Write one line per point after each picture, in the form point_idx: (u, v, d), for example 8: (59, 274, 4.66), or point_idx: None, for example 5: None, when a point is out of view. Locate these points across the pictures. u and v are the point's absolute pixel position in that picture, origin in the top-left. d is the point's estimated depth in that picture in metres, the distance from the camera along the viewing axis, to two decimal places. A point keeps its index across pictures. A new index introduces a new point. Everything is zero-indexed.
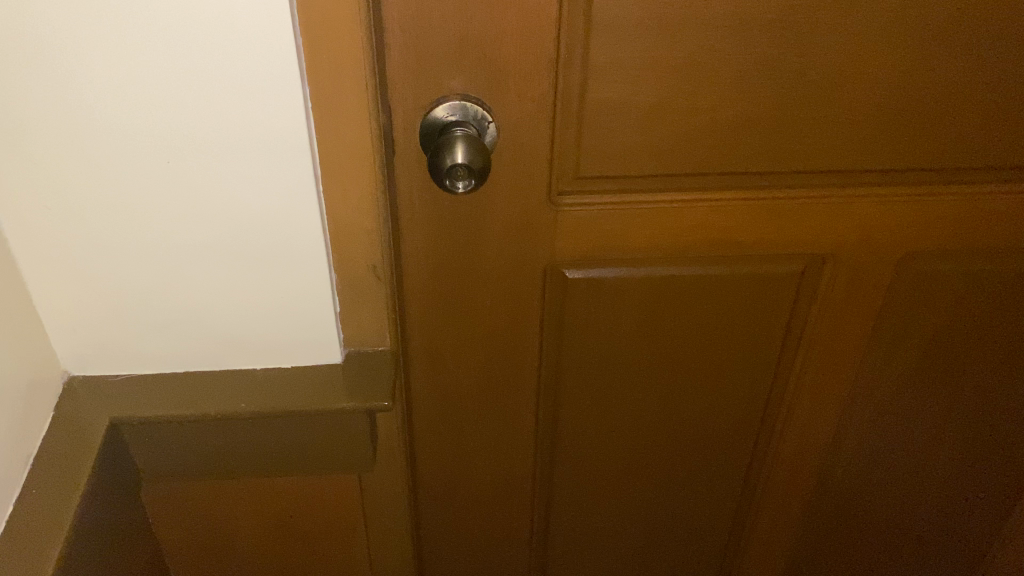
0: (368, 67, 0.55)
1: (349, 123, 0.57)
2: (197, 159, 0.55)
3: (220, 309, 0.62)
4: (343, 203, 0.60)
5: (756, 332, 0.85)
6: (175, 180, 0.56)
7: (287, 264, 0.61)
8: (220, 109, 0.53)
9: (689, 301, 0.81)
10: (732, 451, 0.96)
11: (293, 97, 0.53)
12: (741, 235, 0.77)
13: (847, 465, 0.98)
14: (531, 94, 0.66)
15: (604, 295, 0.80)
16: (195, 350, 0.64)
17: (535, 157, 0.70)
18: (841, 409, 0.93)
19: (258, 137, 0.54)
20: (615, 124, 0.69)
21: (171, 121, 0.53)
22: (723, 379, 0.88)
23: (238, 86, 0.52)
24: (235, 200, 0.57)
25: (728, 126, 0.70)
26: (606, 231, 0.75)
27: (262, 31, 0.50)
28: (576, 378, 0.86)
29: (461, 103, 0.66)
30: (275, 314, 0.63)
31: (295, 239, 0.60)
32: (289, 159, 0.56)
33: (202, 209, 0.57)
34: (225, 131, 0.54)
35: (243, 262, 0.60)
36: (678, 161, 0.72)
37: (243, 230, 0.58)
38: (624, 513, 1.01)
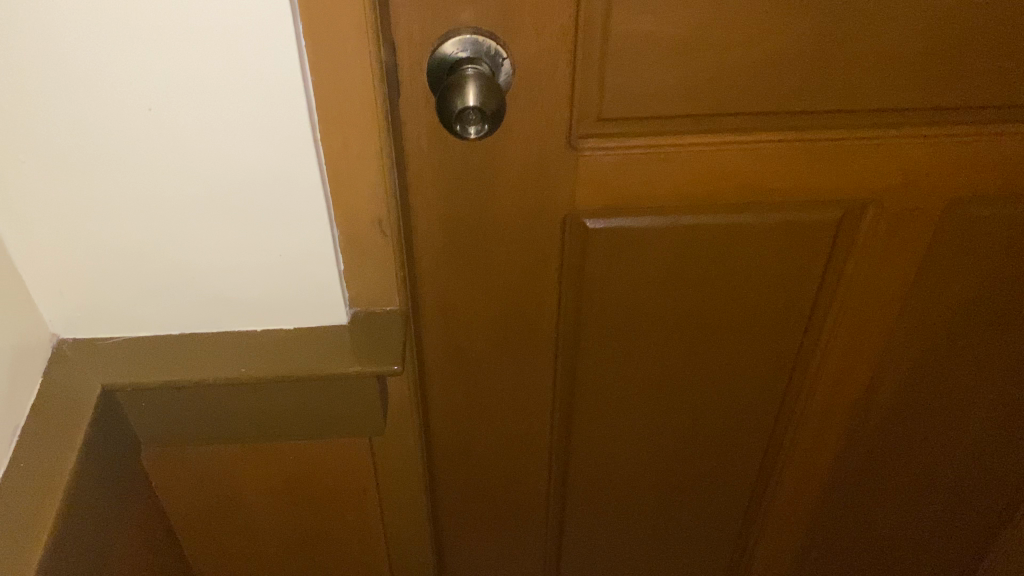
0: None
1: (348, 65, 0.51)
2: (181, 107, 0.49)
3: (216, 270, 0.58)
4: (344, 154, 0.55)
5: (789, 284, 0.80)
6: (158, 131, 0.50)
7: (286, 221, 0.56)
8: (202, 52, 0.47)
9: (718, 251, 0.76)
10: (758, 407, 0.92)
11: (285, 39, 0.47)
12: (776, 181, 0.72)
13: (878, 421, 0.94)
14: (549, 27, 0.60)
15: (627, 245, 0.75)
16: (192, 312, 0.60)
17: (554, 97, 0.64)
18: (875, 365, 0.88)
19: (246, 80, 0.48)
20: (641, 60, 0.63)
21: (147, 67, 0.47)
22: (753, 332, 0.84)
23: (219, 24, 0.46)
24: (226, 154, 0.52)
25: (767, 61, 0.63)
26: (630, 178, 0.70)
27: None
28: (596, 332, 0.82)
29: (472, 38, 0.60)
30: (274, 275, 0.59)
31: (293, 195, 0.55)
32: (283, 108, 0.50)
33: (191, 164, 0.52)
34: (208, 74, 0.48)
35: (240, 221, 0.55)
36: (710, 101, 0.66)
37: (237, 186, 0.54)
38: (645, 472, 0.98)
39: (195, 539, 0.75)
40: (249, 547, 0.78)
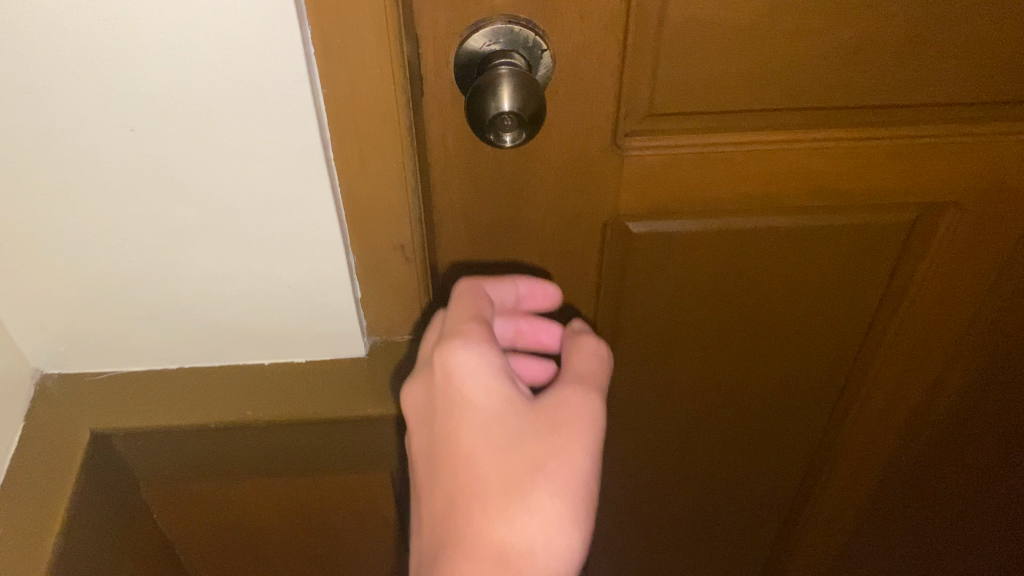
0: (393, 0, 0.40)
1: (365, 73, 0.43)
2: (168, 128, 0.43)
3: (215, 299, 0.52)
4: (359, 172, 0.47)
5: (850, 290, 0.72)
6: (145, 152, 0.44)
7: (293, 250, 0.50)
8: (188, 69, 0.40)
9: (774, 255, 0.68)
10: (807, 418, 0.85)
11: (292, 48, 0.40)
12: (847, 183, 0.63)
13: (934, 432, 0.87)
14: (597, 13, 0.52)
15: (674, 250, 0.67)
16: (189, 341, 0.55)
17: (599, 90, 0.56)
18: (937, 375, 0.80)
19: (250, 98, 0.42)
20: (700, 48, 0.55)
21: (132, 82, 0.41)
22: (807, 341, 0.76)
23: (209, 33, 0.39)
24: (222, 179, 0.46)
25: (843, 48, 0.55)
26: (682, 179, 0.62)
27: None
28: (636, 342, 0.75)
29: (506, 27, 0.51)
30: (281, 304, 0.53)
31: (302, 221, 0.48)
32: (292, 125, 0.43)
33: (181, 189, 0.46)
34: (204, 91, 0.41)
35: (241, 247, 0.49)
36: (777, 93, 0.58)
37: (237, 212, 0.47)
38: (681, 484, 0.91)
39: (202, 552, 0.74)
40: (257, 559, 0.76)
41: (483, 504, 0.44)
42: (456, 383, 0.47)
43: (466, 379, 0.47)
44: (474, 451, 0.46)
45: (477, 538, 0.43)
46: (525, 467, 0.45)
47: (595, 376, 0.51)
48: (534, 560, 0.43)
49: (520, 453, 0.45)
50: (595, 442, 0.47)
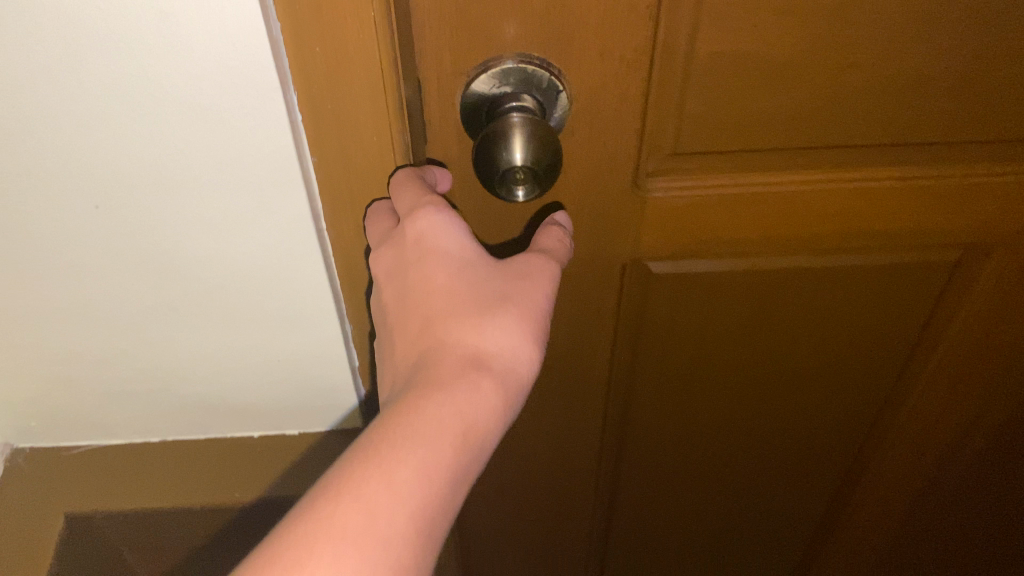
0: (387, 23, 0.38)
1: (355, 118, 0.42)
2: (137, 197, 0.45)
3: (192, 351, 0.57)
4: (343, 183, 0.46)
5: (884, 331, 0.67)
6: (114, 222, 0.47)
7: (275, 267, 0.51)
8: (153, 159, 0.43)
9: (805, 296, 0.63)
10: (831, 459, 0.80)
11: (275, 112, 0.41)
12: (887, 223, 0.58)
13: (964, 468, 0.82)
14: (618, 51, 0.47)
15: (697, 291, 0.62)
16: (159, 389, 0.61)
17: (620, 132, 0.51)
18: (972, 413, 0.76)
19: (232, 132, 0.42)
20: (731, 86, 0.50)
21: (108, 138, 0.42)
22: (836, 382, 0.71)
23: (178, 121, 0.42)
24: (196, 243, 0.49)
25: (889, 84, 0.50)
26: (709, 221, 0.57)
27: (206, 44, 0.38)
28: (653, 385, 0.70)
29: (518, 68, 0.46)
30: (254, 352, 0.58)
31: (282, 270, 0.51)
32: (275, 184, 0.45)
33: (155, 253, 0.49)
34: (183, 127, 0.42)
35: (224, 264, 0.50)
36: (816, 130, 0.52)
37: (219, 232, 0.48)
38: (697, 525, 0.87)
39: None
40: None
41: (458, 319, 0.41)
42: (425, 234, 0.43)
43: (441, 233, 0.43)
44: (447, 282, 0.43)
45: (451, 351, 0.40)
46: (498, 290, 0.43)
47: (557, 241, 0.48)
48: (507, 368, 0.41)
49: (492, 284, 0.43)
50: (558, 275, 0.45)
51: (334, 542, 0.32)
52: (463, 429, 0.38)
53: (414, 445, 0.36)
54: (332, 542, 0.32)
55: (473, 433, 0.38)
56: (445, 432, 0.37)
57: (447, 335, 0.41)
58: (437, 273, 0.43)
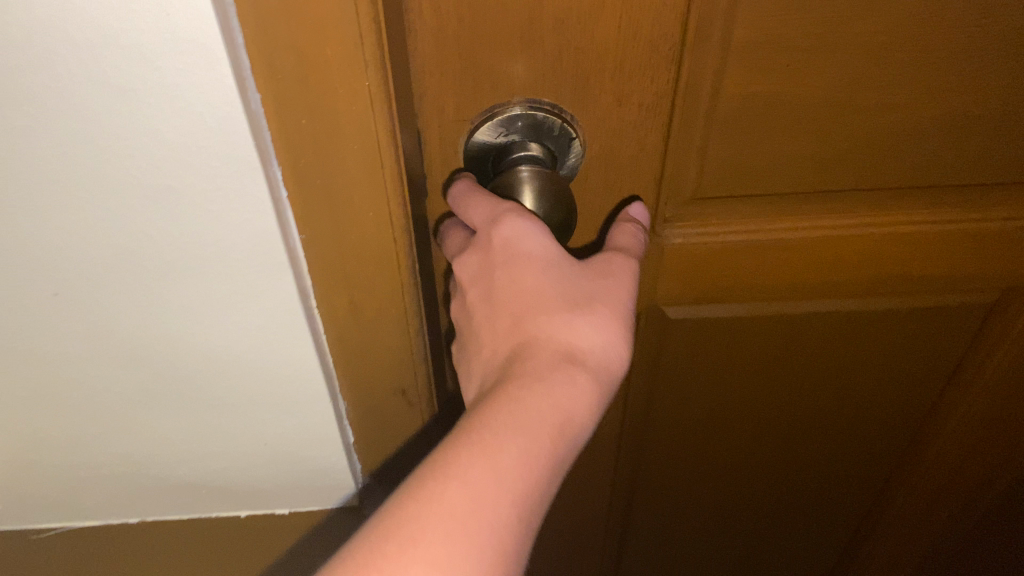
0: (383, 91, 0.34)
1: (348, 189, 0.38)
2: (99, 280, 0.42)
3: (167, 427, 0.53)
4: (337, 259, 0.41)
5: (913, 374, 0.63)
6: (74, 305, 0.43)
7: (256, 345, 0.46)
8: (114, 246, 0.40)
9: (832, 340, 0.59)
10: (848, 502, 0.76)
11: (256, 196, 0.38)
12: (924, 268, 0.54)
13: (988, 512, 0.78)
14: (636, 96, 0.43)
15: (716, 336, 0.58)
16: (132, 463, 0.56)
17: (637, 179, 0.47)
18: (1001, 460, 0.71)
19: (208, 212, 0.38)
20: (760, 130, 0.46)
21: (65, 223, 0.39)
22: (858, 426, 0.67)
23: (142, 209, 0.38)
24: (164, 325, 0.45)
25: (930, 126, 0.46)
26: (732, 266, 0.53)
27: (175, 128, 0.34)
28: (667, 432, 0.66)
29: (527, 114, 0.43)
30: (236, 428, 0.53)
31: (261, 350, 0.47)
32: (255, 269, 0.41)
33: (120, 334, 0.45)
34: (149, 213, 0.38)
35: (203, 345, 0.46)
36: (850, 173, 0.48)
37: (195, 315, 0.44)
38: (707, 566, 0.83)
39: None
40: None
41: (549, 316, 0.39)
42: (506, 235, 0.40)
43: (523, 235, 0.40)
44: (536, 278, 0.40)
45: (544, 348, 0.38)
46: (586, 285, 0.40)
47: (632, 238, 0.44)
48: (598, 365, 0.38)
49: (578, 278, 0.40)
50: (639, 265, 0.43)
51: (443, 528, 0.30)
52: (562, 422, 0.35)
53: (516, 434, 0.34)
54: (442, 527, 0.30)
55: (570, 426, 0.36)
56: (544, 423, 0.35)
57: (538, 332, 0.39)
58: (523, 274, 0.40)
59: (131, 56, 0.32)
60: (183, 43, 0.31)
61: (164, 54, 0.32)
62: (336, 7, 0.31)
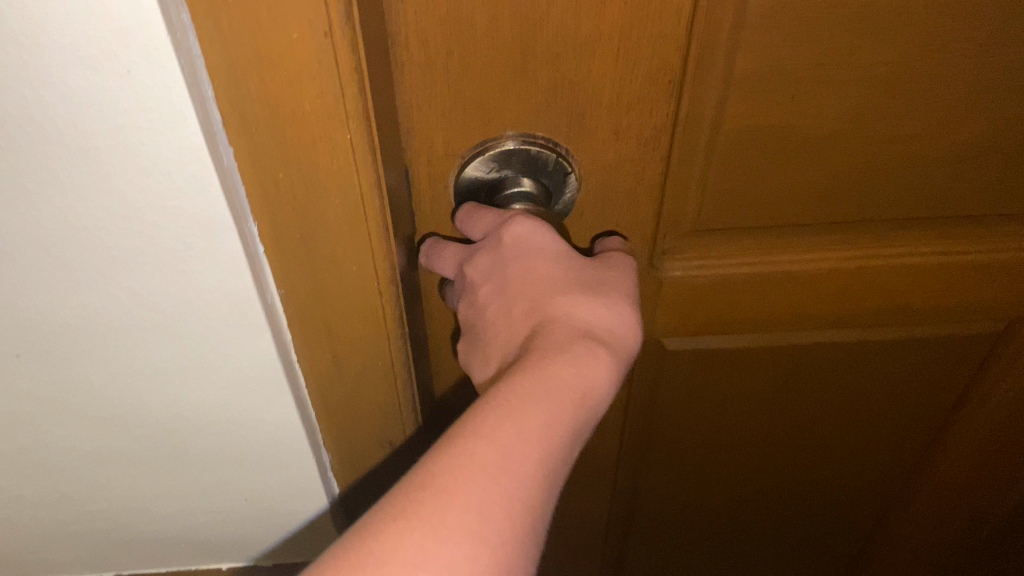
0: (367, 144, 0.31)
1: (328, 238, 0.35)
2: (68, 337, 0.40)
3: (143, 479, 0.51)
4: (317, 310, 0.39)
5: (917, 404, 0.61)
6: (42, 363, 0.41)
7: (234, 396, 0.45)
8: (83, 303, 0.38)
9: (835, 370, 0.58)
10: (847, 530, 0.75)
11: (230, 249, 0.36)
12: (931, 298, 0.52)
13: (991, 542, 0.76)
14: (634, 129, 0.41)
15: (717, 368, 0.57)
16: (106, 516, 0.54)
17: (634, 213, 0.45)
18: (1004, 491, 0.70)
19: (181, 269, 0.37)
20: (763, 162, 0.44)
21: (28, 285, 0.37)
22: (860, 456, 0.66)
23: (111, 265, 0.37)
24: (138, 378, 0.43)
25: (939, 158, 0.45)
26: (734, 298, 0.51)
27: (141, 184, 0.33)
28: (664, 464, 0.64)
29: (522, 150, 0.41)
30: (216, 478, 0.51)
31: (240, 401, 0.45)
32: (230, 324, 0.40)
33: (91, 388, 0.43)
34: (117, 270, 0.37)
35: (175, 399, 0.44)
36: (856, 204, 0.47)
37: (168, 372, 0.43)
38: None
39: None
40: None
41: (564, 299, 0.37)
42: (518, 232, 0.39)
43: (533, 231, 0.39)
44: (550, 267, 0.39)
45: (561, 328, 0.36)
46: (598, 273, 0.39)
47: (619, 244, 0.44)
48: (615, 346, 0.37)
49: (586, 267, 0.39)
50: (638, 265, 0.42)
51: (477, 478, 0.29)
52: (584, 392, 0.34)
53: (544, 396, 0.32)
54: (475, 478, 0.29)
55: (588, 400, 0.34)
56: (568, 390, 0.33)
57: (554, 316, 0.37)
58: (535, 264, 0.38)
59: (93, 112, 0.31)
60: (149, 100, 0.30)
61: (130, 110, 0.30)
62: (315, 59, 0.28)
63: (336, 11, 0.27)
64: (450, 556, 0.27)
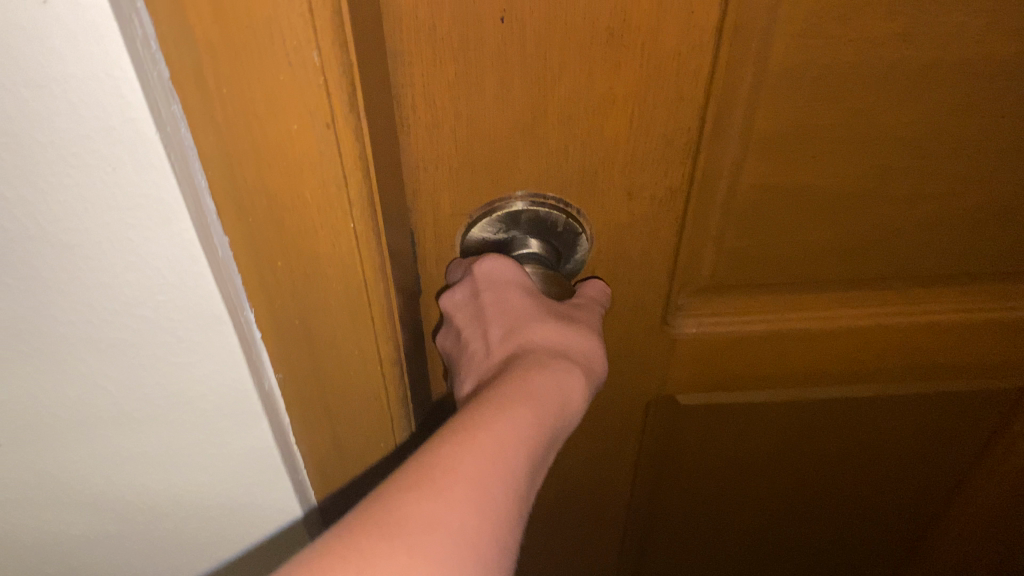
0: (370, 228, 0.30)
1: (327, 307, 0.34)
2: (51, 422, 0.38)
3: (129, 556, 0.48)
4: (318, 379, 0.37)
5: (935, 458, 0.59)
6: (23, 446, 0.39)
7: (224, 475, 0.42)
8: (68, 393, 0.37)
9: (854, 426, 0.56)
10: None
11: (218, 335, 0.35)
12: (953, 353, 0.51)
13: None
14: (648, 189, 0.39)
15: (731, 425, 0.54)
16: None
17: (647, 272, 0.44)
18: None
19: (170, 357, 0.36)
20: (782, 219, 0.42)
21: (8, 383, 0.36)
22: (876, 510, 0.64)
23: (96, 355, 0.35)
24: (125, 462, 0.41)
25: (963, 215, 0.43)
26: (750, 353, 0.49)
27: (127, 277, 0.32)
28: (674, 519, 0.62)
29: (531, 210, 0.39)
30: (206, 553, 0.49)
31: (232, 480, 0.43)
32: (219, 407, 0.38)
33: (76, 470, 0.41)
34: (102, 360, 0.36)
35: (164, 477, 0.42)
36: (877, 259, 0.45)
37: (157, 454, 0.41)
38: None
39: None
40: None
41: (542, 321, 0.36)
42: (489, 268, 0.37)
43: (503, 265, 0.37)
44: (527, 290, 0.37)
45: (536, 342, 0.35)
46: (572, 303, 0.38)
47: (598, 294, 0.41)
48: (591, 357, 0.36)
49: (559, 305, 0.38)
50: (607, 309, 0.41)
51: (477, 460, 0.27)
52: (562, 401, 0.32)
53: (528, 394, 0.31)
54: (476, 459, 0.27)
55: (567, 404, 0.33)
56: (549, 397, 0.32)
57: (530, 337, 0.35)
58: (509, 293, 0.37)
59: (73, 210, 0.29)
60: (136, 196, 0.29)
61: (117, 206, 0.29)
62: (315, 141, 0.27)
63: (339, 101, 0.26)
64: (459, 523, 0.25)
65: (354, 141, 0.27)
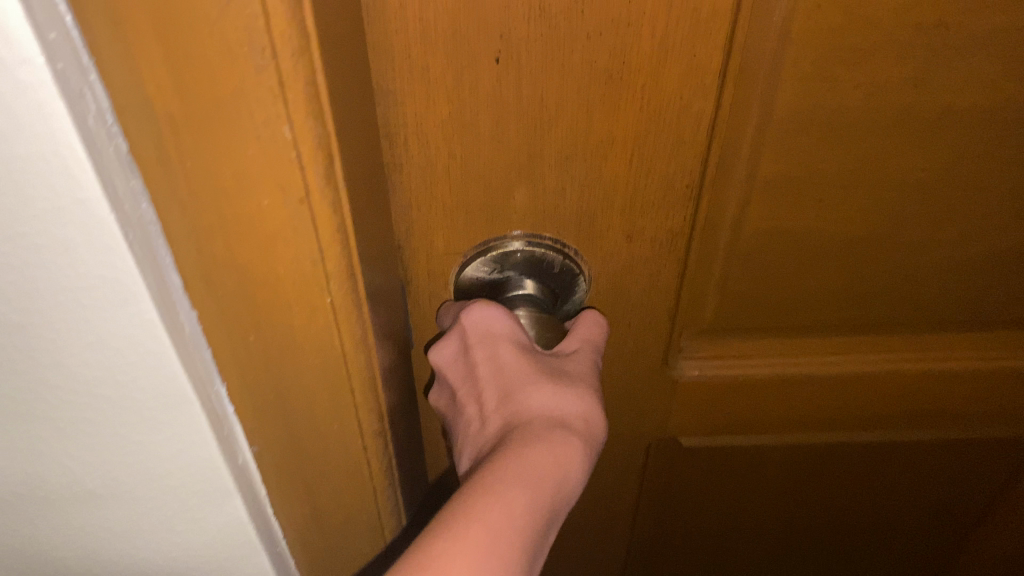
0: (350, 284, 0.29)
1: (306, 362, 0.32)
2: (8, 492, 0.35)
3: None
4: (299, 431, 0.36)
5: (945, 506, 0.57)
6: None
7: (194, 552, 0.40)
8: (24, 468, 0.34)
9: (861, 471, 0.54)
10: None
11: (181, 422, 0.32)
12: (965, 401, 0.49)
13: None
14: (649, 232, 0.38)
15: (734, 467, 0.53)
16: None
17: (648, 316, 0.42)
18: None
19: (132, 441, 0.33)
20: (788, 263, 0.41)
21: None
22: (883, 556, 0.62)
23: (52, 435, 0.32)
24: (89, 531, 0.38)
25: (975, 262, 0.42)
26: (754, 396, 0.48)
27: (82, 360, 0.29)
28: (674, 560, 0.60)
29: (527, 250, 0.38)
30: None
31: (203, 558, 0.40)
32: (186, 490, 0.35)
33: (39, 534, 0.39)
34: (60, 439, 0.33)
35: (131, 549, 0.40)
36: (886, 304, 0.44)
37: (123, 526, 0.38)
38: None
39: None
40: None
41: (538, 385, 0.34)
42: (479, 321, 0.36)
43: (494, 317, 0.36)
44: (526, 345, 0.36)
45: (534, 407, 0.34)
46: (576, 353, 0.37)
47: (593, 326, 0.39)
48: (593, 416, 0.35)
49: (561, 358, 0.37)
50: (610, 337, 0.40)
51: (468, 561, 0.26)
52: (561, 475, 0.31)
53: (527, 473, 0.30)
54: (470, 562, 0.26)
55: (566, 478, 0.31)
56: (545, 473, 0.31)
57: (525, 402, 0.34)
58: (504, 351, 0.35)
59: (22, 290, 0.27)
60: (89, 280, 0.26)
61: (70, 291, 0.27)
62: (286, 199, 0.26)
63: (313, 170, 0.25)
64: None
65: (329, 196, 0.26)
